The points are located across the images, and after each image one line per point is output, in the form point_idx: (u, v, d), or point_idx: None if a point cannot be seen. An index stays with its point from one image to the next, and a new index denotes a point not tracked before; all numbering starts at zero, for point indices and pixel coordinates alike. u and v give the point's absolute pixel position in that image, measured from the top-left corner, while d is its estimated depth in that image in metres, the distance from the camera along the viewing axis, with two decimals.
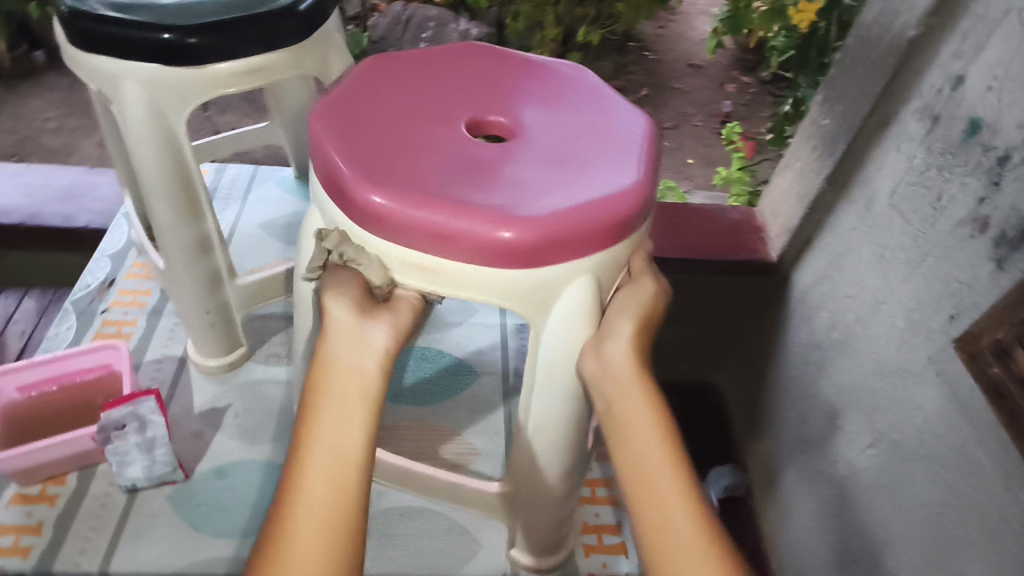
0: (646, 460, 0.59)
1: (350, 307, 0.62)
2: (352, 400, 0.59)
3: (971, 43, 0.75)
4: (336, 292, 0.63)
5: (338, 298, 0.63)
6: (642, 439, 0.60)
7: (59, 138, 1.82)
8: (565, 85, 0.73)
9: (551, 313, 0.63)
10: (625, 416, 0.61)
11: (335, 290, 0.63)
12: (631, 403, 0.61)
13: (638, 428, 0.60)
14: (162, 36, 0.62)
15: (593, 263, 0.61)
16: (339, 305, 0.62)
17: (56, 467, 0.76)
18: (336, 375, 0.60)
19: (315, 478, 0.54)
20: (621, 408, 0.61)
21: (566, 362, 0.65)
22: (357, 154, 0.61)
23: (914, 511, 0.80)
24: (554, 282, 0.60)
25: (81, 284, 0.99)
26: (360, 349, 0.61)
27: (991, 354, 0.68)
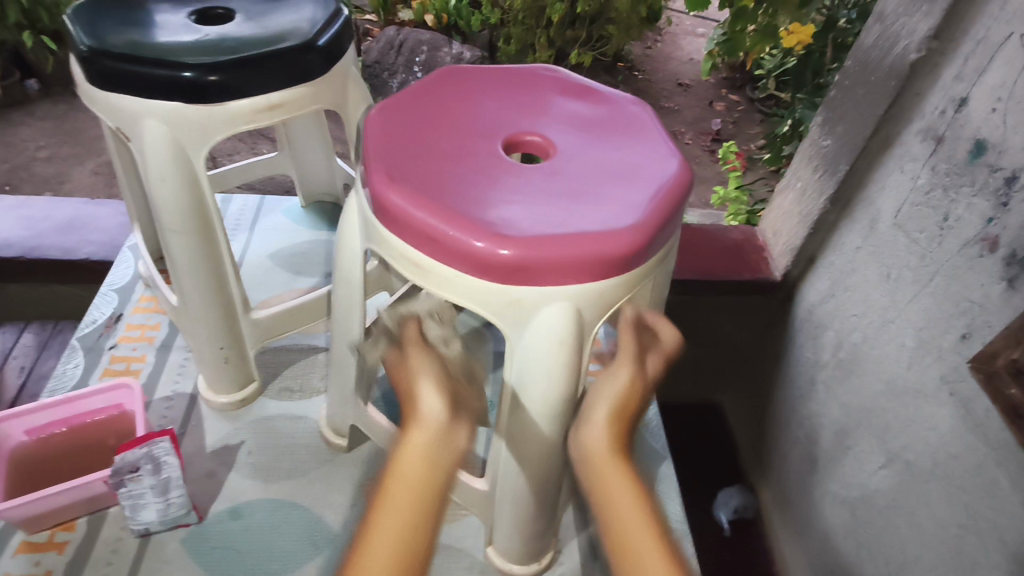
0: (633, 548, 0.49)
1: (440, 398, 0.55)
2: (421, 502, 0.50)
3: (973, 66, 0.75)
4: (423, 377, 0.57)
5: (429, 383, 0.56)
6: (627, 519, 0.50)
7: (51, 167, 1.79)
8: (624, 112, 0.65)
9: (528, 330, 0.54)
10: (609, 500, 0.52)
11: (422, 374, 0.57)
12: (614, 480, 0.53)
13: (621, 506, 0.51)
14: (183, 75, 0.63)
15: (582, 290, 0.53)
16: (428, 391, 0.56)
17: (65, 513, 0.73)
18: (417, 476, 0.51)
19: None
20: (602, 488, 0.53)
21: (542, 382, 0.56)
22: (382, 147, 0.57)
23: (932, 533, 0.79)
24: (534, 303, 0.53)
25: (87, 319, 0.97)
26: (444, 447, 0.53)
27: (1008, 374, 0.67)
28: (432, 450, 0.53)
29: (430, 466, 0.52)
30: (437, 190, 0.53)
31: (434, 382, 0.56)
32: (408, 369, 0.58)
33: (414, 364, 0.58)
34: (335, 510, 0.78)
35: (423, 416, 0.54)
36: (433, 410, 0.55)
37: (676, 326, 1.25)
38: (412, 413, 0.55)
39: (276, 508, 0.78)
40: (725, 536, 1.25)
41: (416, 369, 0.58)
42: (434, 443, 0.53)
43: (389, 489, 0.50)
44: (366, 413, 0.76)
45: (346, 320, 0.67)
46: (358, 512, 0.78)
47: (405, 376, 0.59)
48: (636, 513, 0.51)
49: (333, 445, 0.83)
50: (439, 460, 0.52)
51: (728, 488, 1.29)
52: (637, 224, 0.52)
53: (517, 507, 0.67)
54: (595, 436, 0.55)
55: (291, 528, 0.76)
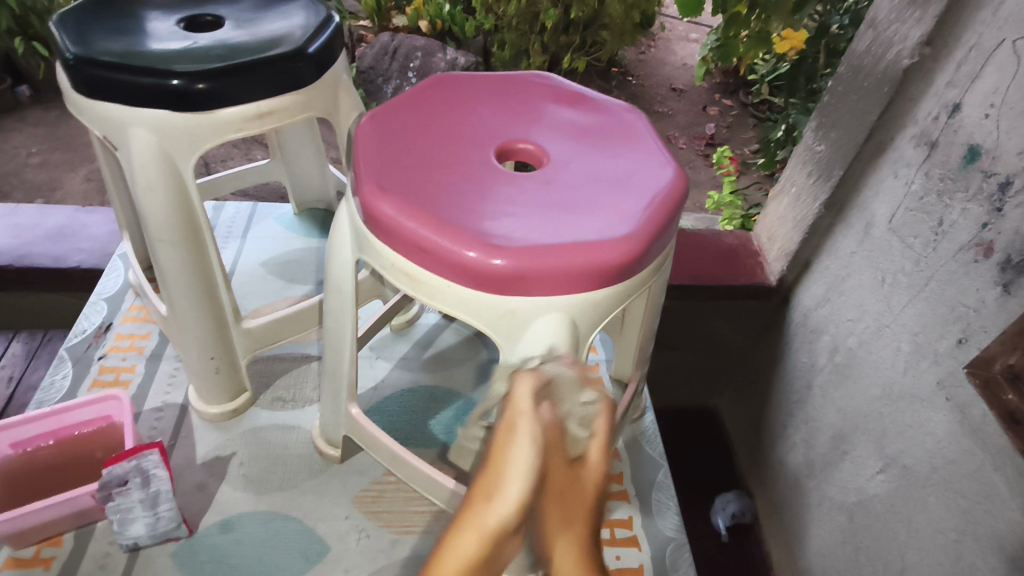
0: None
1: (517, 512, 0.43)
2: None
3: (966, 72, 0.75)
4: (513, 473, 0.44)
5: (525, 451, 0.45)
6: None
7: (43, 173, 1.78)
8: (618, 121, 0.65)
9: (522, 342, 0.54)
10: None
11: (510, 467, 0.44)
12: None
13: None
14: (171, 82, 0.62)
15: (578, 300, 0.52)
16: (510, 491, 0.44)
17: (52, 528, 0.72)
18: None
19: None
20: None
21: None
22: (374, 158, 0.56)
23: (929, 539, 0.79)
24: (527, 314, 0.52)
25: (76, 329, 0.96)
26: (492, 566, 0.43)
27: (1004, 380, 0.68)
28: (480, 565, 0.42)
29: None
30: (430, 199, 0.52)
31: (524, 485, 0.43)
32: (497, 446, 0.45)
33: (505, 443, 0.45)
34: (328, 521, 0.77)
35: (493, 522, 0.43)
36: (505, 518, 0.43)
37: (672, 331, 1.24)
38: (478, 507, 0.44)
39: (267, 521, 0.76)
40: (722, 542, 1.26)
41: (506, 453, 0.45)
42: (486, 559, 0.42)
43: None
44: (358, 423, 0.74)
45: (337, 327, 0.66)
46: (351, 523, 0.77)
47: (492, 454, 0.46)
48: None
49: (326, 454, 0.82)
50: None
51: (725, 494, 1.27)
52: (632, 232, 0.52)
53: None
54: (561, 557, 0.45)
55: (282, 541, 0.75)
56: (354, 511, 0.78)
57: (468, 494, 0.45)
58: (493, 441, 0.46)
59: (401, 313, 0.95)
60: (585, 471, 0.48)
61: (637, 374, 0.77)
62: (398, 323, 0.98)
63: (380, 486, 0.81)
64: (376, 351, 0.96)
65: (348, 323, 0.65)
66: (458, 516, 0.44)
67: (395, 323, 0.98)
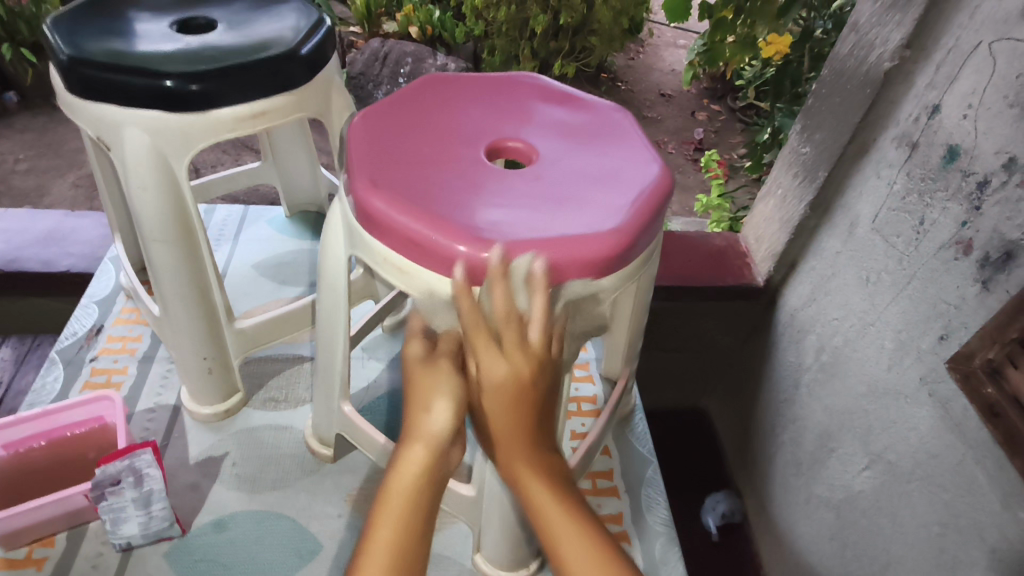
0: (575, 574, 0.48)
1: (449, 420, 0.54)
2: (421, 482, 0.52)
3: (945, 74, 0.78)
4: (439, 391, 0.54)
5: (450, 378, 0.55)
6: (548, 519, 0.51)
7: (30, 179, 1.77)
8: (605, 120, 0.66)
9: None
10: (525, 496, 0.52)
11: (437, 390, 0.54)
12: (531, 481, 0.52)
13: (540, 500, 0.52)
14: (165, 83, 0.62)
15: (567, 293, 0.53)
16: (438, 407, 0.54)
17: (44, 528, 0.72)
18: (411, 496, 0.52)
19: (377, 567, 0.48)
20: (522, 487, 0.53)
21: None
22: (366, 156, 0.57)
23: (914, 532, 0.80)
24: None
25: (67, 331, 0.96)
26: (440, 461, 0.53)
27: (984, 374, 0.69)
28: (428, 465, 0.53)
29: (427, 482, 0.53)
30: (422, 195, 0.53)
31: (449, 400, 0.54)
32: (417, 381, 0.55)
33: (426, 376, 0.55)
34: (322, 520, 0.77)
35: (432, 433, 0.53)
36: (440, 429, 0.54)
37: (661, 332, 1.26)
38: (417, 422, 0.54)
39: (261, 520, 0.77)
40: (714, 541, 1.27)
41: (429, 382, 0.55)
42: (433, 461, 0.53)
43: (378, 520, 0.51)
44: (352, 421, 0.75)
45: (330, 324, 0.67)
46: (344, 522, 0.77)
47: (411, 389, 0.56)
48: (552, 499, 0.52)
49: (319, 454, 0.83)
50: (434, 476, 0.53)
51: (715, 494, 1.31)
52: (619, 227, 0.53)
53: (506, 510, 0.66)
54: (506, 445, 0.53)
55: (276, 540, 0.75)
56: (346, 511, 0.79)
57: (406, 421, 0.55)
58: (410, 379, 0.56)
59: (393, 314, 0.96)
60: (489, 385, 0.52)
61: (626, 371, 0.79)
62: (390, 324, 0.98)
63: (371, 485, 0.81)
64: (368, 352, 0.96)
65: (341, 321, 0.66)
66: (404, 434, 0.55)
67: (387, 324, 0.98)
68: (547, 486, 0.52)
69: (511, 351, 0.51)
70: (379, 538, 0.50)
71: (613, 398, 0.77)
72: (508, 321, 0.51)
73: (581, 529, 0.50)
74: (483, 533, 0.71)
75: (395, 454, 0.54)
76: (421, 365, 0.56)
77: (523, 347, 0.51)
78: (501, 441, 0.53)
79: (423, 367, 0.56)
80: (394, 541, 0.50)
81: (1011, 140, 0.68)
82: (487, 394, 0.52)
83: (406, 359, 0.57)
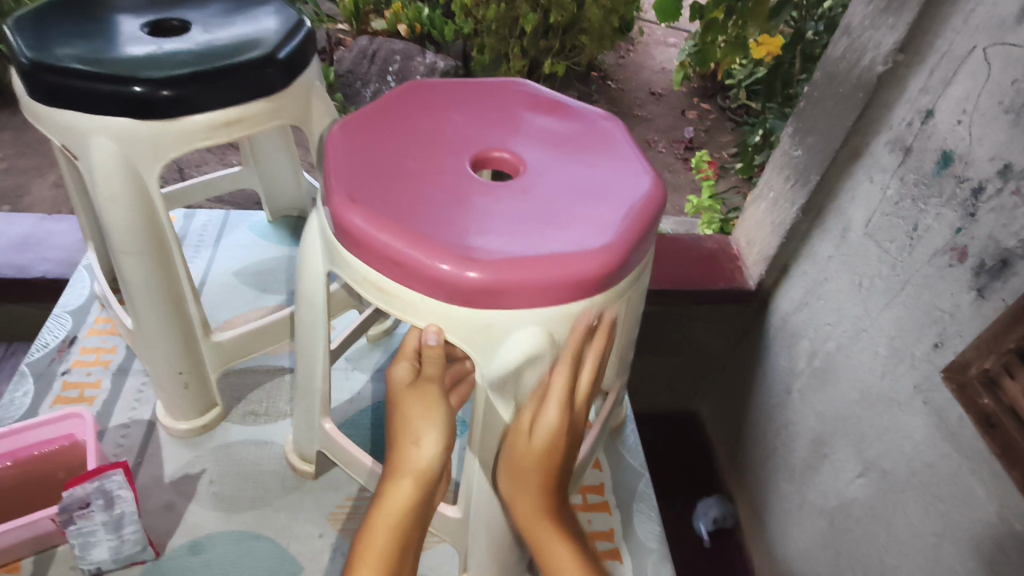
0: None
1: (437, 452, 0.54)
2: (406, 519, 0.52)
3: (938, 79, 0.76)
4: (428, 421, 0.54)
5: (433, 417, 0.54)
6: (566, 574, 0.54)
7: (9, 179, 1.72)
8: (595, 131, 0.63)
9: (498, 357, 0.52)
10: (545, 556, 0.55)
11: (427, 421, 0.54)
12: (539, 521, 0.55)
13: (559, 563, 0.54)
14: (134, 90, 0.59)
15: (554, 315, 0.51)
16: (427, 440, 0.54)
17: (9, 554, 0.69)
18: (393, 537, 0.52)
19: None
20: (540, 548, 0.55)
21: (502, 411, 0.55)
22: (346, 169, 0.54)
23: (908, 542, 0.79)
24: (504, 328, 0.50)
25: (38, 343, 0.92)
26: (425, 497, 0.53)
27: (980, 384, 0.68)
28: (415, 502, 0.53)
29: (411, 520, 0.53)
30: (402, 210, 0.51)
31: (437, 431, 0.54)
32: (407, 408, 0.54)
33: (416, 402, 0.55)
34: (302, 540, 0.75)
35: (420, 467, 0.53)
36: (429, 463, 0.53)
37: (651, 337, 1.24)
38: (404, 454, 0.53)
39: (238, 540, 0.74)
40: (705, 547, 1.26)
41: (420, 410, 0.54)
42: (420, 497, 0.53)
43: (363, 561, 0.51)
44: (333, 439, 0.72)
45: (310, 340, 0.64)
46: (326, 541, 0.75)
47: (398, 413, 0.55)
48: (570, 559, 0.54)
49: (300, 470, 0.80)
50: (418, 514, 0.53)
51: (707, 498, 1.28)
52: (610, 243, 0.50)
53: (492, 532, 0.64)
54: (522, 498, 0.55)
55: (254, 561, 0.72)
56: (329, 529, 0.76)
57: (391, 446, 0.55)
58: (398, 405, 0.55)
59: (377, 322, 0.93)
60: (539, 435, 0.54)
61: (616, 383, 0.76)
62: (375, 333, 0.96)
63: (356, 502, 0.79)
64: (352, 362, 0.94)
65: (322, 339, 0.63)
66: (390, 466, 0.54)
67: (372, 332, 0.95)
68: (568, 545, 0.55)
69: (568, 405, 0.54)
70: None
71: (604, 411, 0.76)
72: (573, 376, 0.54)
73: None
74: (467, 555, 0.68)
75: (382, 484, 0.53)
76: (411, 391, 0.55)
77: (572, 408, 0.54)
78: (530, 492, 0.55)
79: (410, 395, 0.55)
80: None
81: (1007, 146, 0.67)
82: (534, 441, 0.54)
83: (391, 382, 0.56)
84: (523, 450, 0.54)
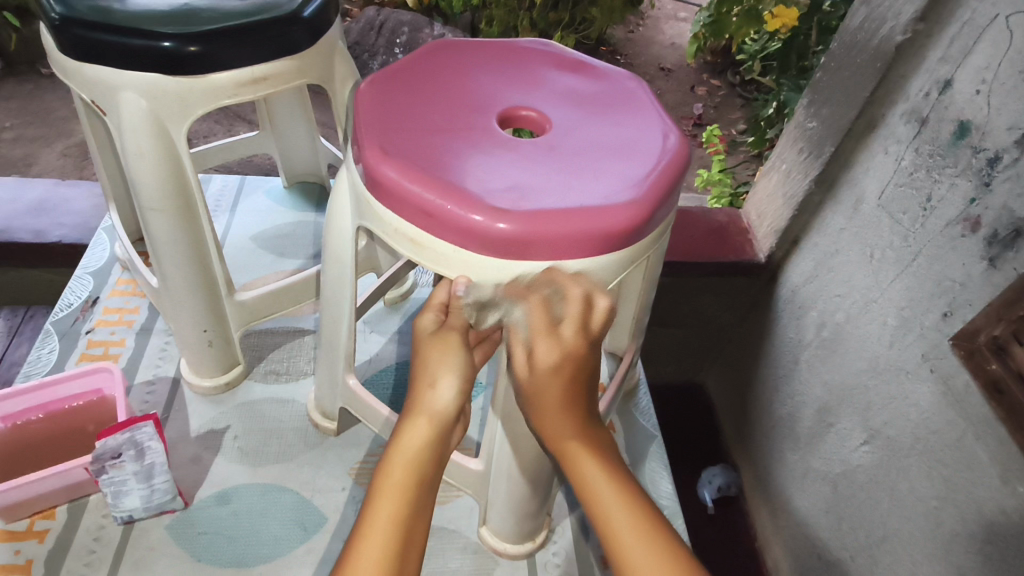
0: (629, 555, 0.49)
1: (454, 395, 0.54)
2: (424, 460, 0.52)
3: (959, 48, 0.75)
4: (446, 365, 0.55)
5: (449, 369, 0.55)
6: (601, 498, 0.52)
7: (18, 148, 1.73)
8: (618, 90, 0.63)
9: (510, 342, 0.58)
10: (578, 476, 0.53)
11: (443, 363, 0.55)
12: (580, 459, 0.53)
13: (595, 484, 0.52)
14: (162, 45, 0.60)
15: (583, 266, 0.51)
16: (445, 382, 0.55)
17: (44, 501, 0.71)
18: (411, 469, 0.51)
19: (378, 535, 0.47)
20: (574, 469, 0.54)
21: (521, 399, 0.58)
22: (376, 123, 0.55)
23: (912, 506, 0.81)
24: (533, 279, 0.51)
25: (62, 303, 0.94)
26: (441, 438, 0.54)
27: (989, 351, 0.70)
28: (432, 441, 0.53)
29: (428, 460, 0.52)
30: (434, 163, 0.52)
31: (455, 375, 0.55)
32: (427, 354, 0.56)
33: (435, 347, 0.56)
34: (325, 493, 0.77)
35: (437, 408, 0.54)
36: (446, 406, 0.54)
37: (661, 307, 1.25)
38: (422, 395, 0.55)
39: (263, 493, 0.76)
40: (709, 514, 1.28)
41: (438, 355, 0.55)
42: (438, 437, 0.53)
43: (381, 492, 0.50)
44: (355, 394, 0.74)
45: (336, 296, 0.65)
46: (348, 495, 0.77)
47: (418, 360, 0.56)
48: (616, 492, 0.52)
49: (321, 427, 0.82)
50: (435, 451, 0.53)
51: (711, 467, 1.30)
52: (638, 198, 0.51)
53: (513, 485, 0.66)
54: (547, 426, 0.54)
55: (280, 512, 0.75)
56: (350, 483, 0.78)
57: (411, 391, 0.56)
58: (419, 352, 0.56)
59: (395, 287, 0.95)
60: (538, 371, 0.53)
61: (631, 347, 0.78)
62: (392, 297, 0.97)
63: (378, 458, 0.81)
64: (370, 325, 0.96)
65: (350, 296, 0.64)
66: (407, 407, 0.55)
67: (389, 297, 0.97)
68: (603, 468, 0.53)
69: (561, 339, 0.53)
70: (382, 511, 0.49)
71: (619, 375, 0.76)
72: (551, 319, 0.53)
73: (622, 496, 0.51)
74: (490, 507, 0.70)
75: (399, 424, 0.54)
76: (432, 337, 0.56)
77: (565, 341, 0.53)
78: (549, 421, 0.54)
79: (424, 341, 0.56)
80: (395, 514, 0.48)
81: None
82: (535, 377, 0.54)
83: (416, 331, 0.57)
84: (527, 387, 0.54)
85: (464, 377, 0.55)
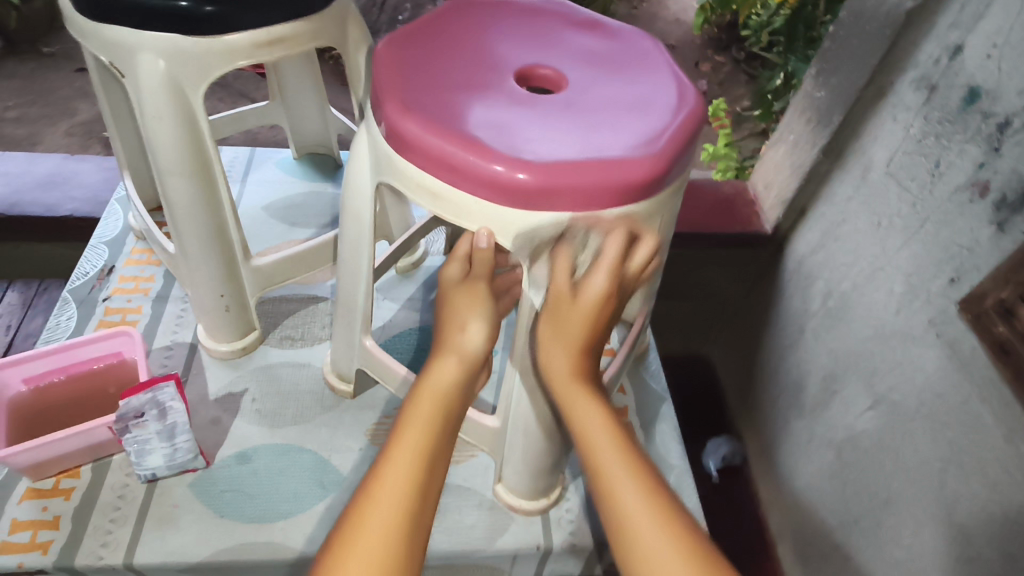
0: (619, 494, 0.49)
1: (482, 338, 0.58)
2: (451, 402, 0.54)
3: (970, 13, 0.75)
4: (473, 310, 0.58)
5: (476, 316, 0.58)
6: (597, 445, 0.52)
7: (23, 127, 1.73)
8: (634, 50, 0.64)
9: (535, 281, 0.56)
10: (574, 418, 0.54)
11: (472, 311, 0.58)
12: (578, 401, 0.54)
13: (589, 429, 0.53)
14: (179, 4, 0.61)
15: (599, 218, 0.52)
16: (473, 326, 0.58)
17: (69, 460, 0.73)
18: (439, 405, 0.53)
19: (404, 464, 0.48)
20: (571, 414, 0.54)
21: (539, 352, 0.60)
22: (396, 79, 0.55)
23: (916, 469, 0.83)
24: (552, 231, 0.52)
25: (78, 271, 0.95)
26: (467, 378, 0.56)
27: (995, 314, 0.70)
28: (459, 380, 0.55)
29: (454, 397, 0.54)
30: (454, 117, 0.52)
31: (482, 319, 0.58)
32: (455, 299, 0.59)
33: (463, 296, 0.59)
34: (342, 453, 0.79)
35: (466, 349, 0.56)
36: (475, 347, 0.57)
37: (668, 279, 1.26)
38: (452, 336, 0.57)
39: (283, 452, 0.78)
40: (715, 483, 1.32)
41: (466, 302, 0.59)
42: (465, 377, 0.56)
43: (409, 424, 0.51)
44: (373, 354, 0.75)
45: (354, 256, 0.66)
46: (365, 455, 0.79)
47: (447, 305, 0.60)
48: (607, 434, 0.52)
49: (337, 390, 0.84)
50: (463, 392, 0.55)
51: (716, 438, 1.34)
52: (654, 151, 0.52)
53: (529, 440, 0.67)
54: (554, 361, 0.56)
55: (299, 471, 0.77)
56: (366, 444, 0.80)
57: (439, 334, 0.59)
58: (446, 298, 0.60)
59: (407, 254, 0.96)
60: (580, 298, 0.55)
61: (643, 310, 0.78)
62: (404, 265, 0.98)
63: (393, 420, 0.83)
64: (382, 293, 0.97)
65: (368, 255, 0.65)
66: (436, 349, 0.57)
67: (400, 265, 0.98)
68: (598, 411, 0.54)
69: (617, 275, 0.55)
70: (408, 441, 0.50)
71: (630, 338, 0.77)
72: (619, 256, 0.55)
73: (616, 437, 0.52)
74: (506, 463, 0.72)
75: (428, 363, 0.56)
76: (459, 286, 0.60)
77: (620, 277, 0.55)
78: (557, 356, 0.55)
79: (452, 290, 0.60)
80: (422, 446, 0.50)
81: None
82: (578, 300, 0.55)
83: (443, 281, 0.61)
84: (563, 307, 0.56)
85: (491, 323, 0.59)
